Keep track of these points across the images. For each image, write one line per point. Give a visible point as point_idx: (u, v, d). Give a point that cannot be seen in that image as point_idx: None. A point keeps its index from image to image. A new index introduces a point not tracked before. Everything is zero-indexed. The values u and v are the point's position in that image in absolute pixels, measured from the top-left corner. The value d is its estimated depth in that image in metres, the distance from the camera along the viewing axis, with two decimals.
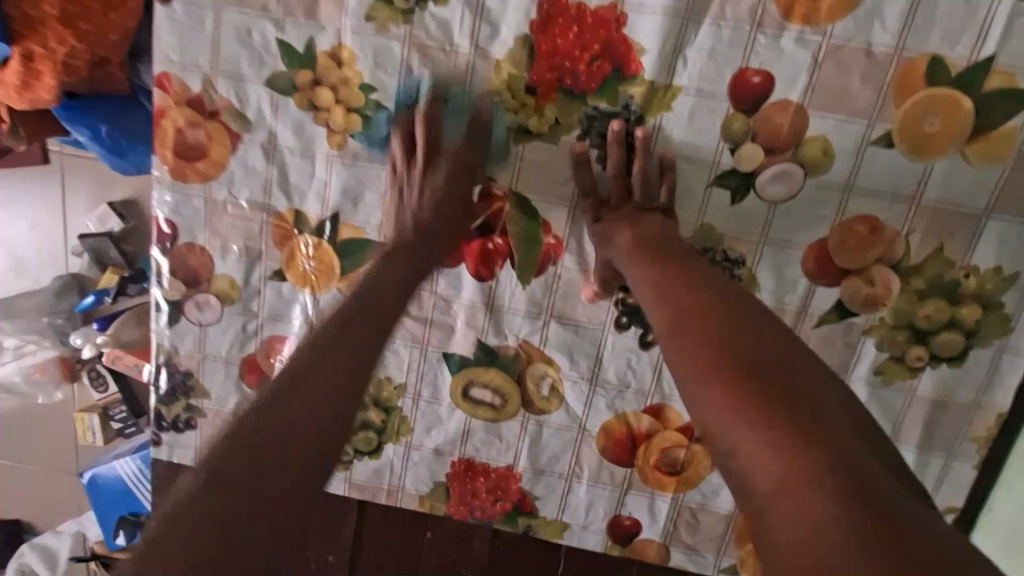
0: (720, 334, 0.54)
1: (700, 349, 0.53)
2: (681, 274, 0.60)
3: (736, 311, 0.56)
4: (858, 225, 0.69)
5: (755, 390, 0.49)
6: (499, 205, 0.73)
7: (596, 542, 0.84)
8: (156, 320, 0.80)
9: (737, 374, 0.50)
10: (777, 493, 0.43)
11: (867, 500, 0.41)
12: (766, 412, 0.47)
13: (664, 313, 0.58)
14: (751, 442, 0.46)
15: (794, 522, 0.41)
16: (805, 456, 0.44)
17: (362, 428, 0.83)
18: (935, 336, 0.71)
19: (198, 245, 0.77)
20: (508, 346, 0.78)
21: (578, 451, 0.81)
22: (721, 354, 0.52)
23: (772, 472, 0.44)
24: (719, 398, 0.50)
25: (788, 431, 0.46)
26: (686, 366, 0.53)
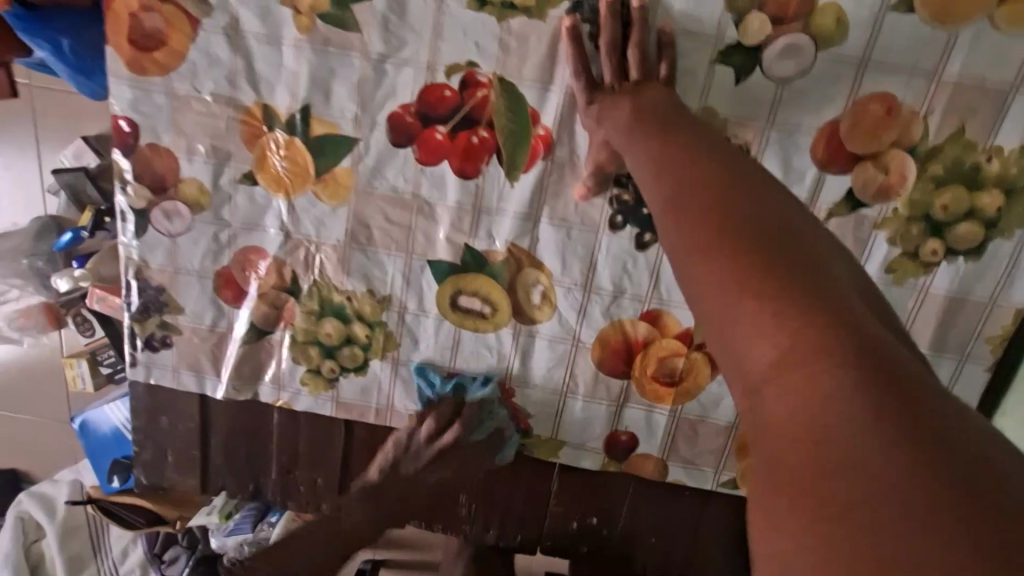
0: (720, 206, 0.47)
1: (700, 220, 0.46)
2: (679, 151, 0.53)
3: (740, 185, 0.49)
4: (873, 105, 0.64)
5: (761, 263, 0.43)
6: (484, 94, 0.67)
7: (592, 458, 0.82)
8: (123, 232, 0.77)
9: (742, 246, 0.44)
10: (777, 369, 0.38)
11: (883, 376, 0.36)
12: (772, 283, 0.41)
13: (656, 192, 0.52)
14: (751, 317, 0.40)
15: (795, 401, 0.36)
16: (814, 329, 0.38)
17: (346, 343, 0.79)
18: (953, 227, 0.66)
19: (162, 147, 0.73)
20: (497, 252, 0.74)
21: (572, 364, 0.78)
22: (724, 225, 0.46)
23: (773, 347, 0.39)
24: (718, 272, 0.44)
25: (796, 303, 0.40)
26: (681, 240, 0.47)
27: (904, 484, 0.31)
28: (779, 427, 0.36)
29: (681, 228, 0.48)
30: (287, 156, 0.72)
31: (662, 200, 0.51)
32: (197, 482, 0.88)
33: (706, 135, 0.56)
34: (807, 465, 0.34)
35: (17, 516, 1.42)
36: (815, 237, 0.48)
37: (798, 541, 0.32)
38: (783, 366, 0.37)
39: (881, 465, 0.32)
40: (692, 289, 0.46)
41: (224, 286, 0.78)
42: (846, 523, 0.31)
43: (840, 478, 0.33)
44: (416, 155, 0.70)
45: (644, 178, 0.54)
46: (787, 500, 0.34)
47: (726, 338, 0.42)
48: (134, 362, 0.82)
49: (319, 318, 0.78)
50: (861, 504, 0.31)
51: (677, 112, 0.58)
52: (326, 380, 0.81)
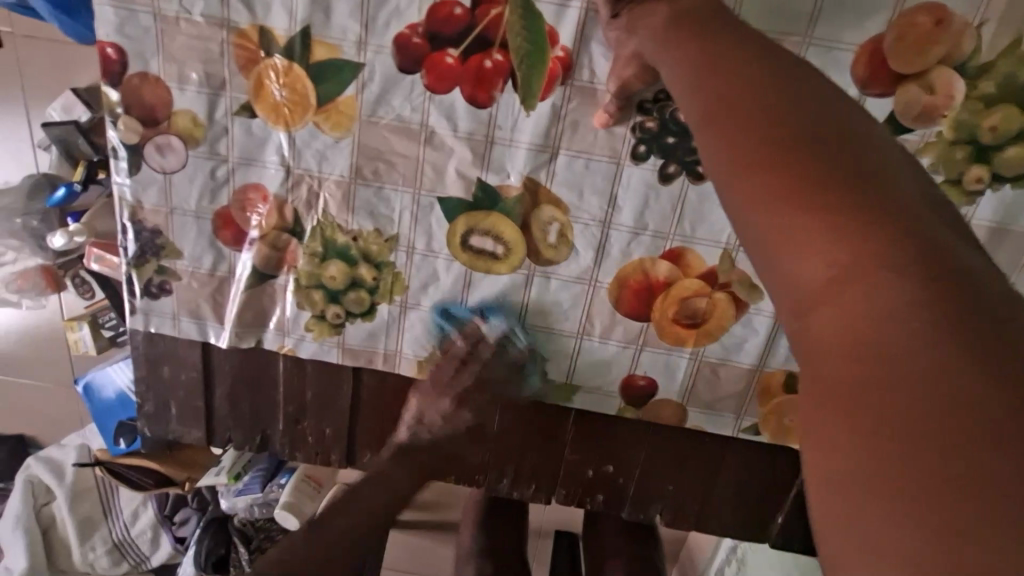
0: (769, 111, 0.41)
1: (744, 129, 0.41)
2: (722, 59, 0.47)
3: (795, 90, 0.43)
4: (921, 16, 0.59)
5: (815, 172, 0.37)
6: (497, 12, 0.62)
7: (610, 404, 0.79)
8: (116, 170, 0.73)
9: (796, 153, 0.38)
10: (832, 289, 0.34)
11: (965, 308, 0.31)
12: (829, 194, 0.36)
13: (695, 105, 0.46)
14: (803, 234, 0.36)
15: (855, 329, 0.32)
16: (882, 247, 0.33)
17: (352, 287, 0.76)
18: (1000, 151, 0.62)
19: (151, 75, 0.68)
20: (511, 186, 0.69)
21: (589, 305, 0.74)
22: (772, 130, 0.40)
23: (830, 268, 0.34)
24: (765, 186, 0.38)
25: (859, 217, 0.35)
26: (721, 150, 0.42)
27: (991, 440, 0.27)
28: (837, 359, 0.32)
29: (722, 136, 0.42)
30: (286, 84, 0.67)
31: (700, 112, 0.45)
32: (202, 433, 0.86)
33: (752, 37, 0.49)
34: (874, 408, 0.30)
35: (26, 479, 1.41)
36: (889, 149, 0.41)
37: (853, 497, 0.30)
38: (843, 290, 0.33)
39: (963, 414, 0.28)
40: (732, 205, 0.41)
41: (223, 227, 0.75)
42: (918, 478, 0.28)
43: (914, 429, 0.29)
44: (424, 81, 0.66)
45: (681, 92, 0.48)
46: (849, 448, 0.30)
47: (772, 257, 0.37)
48: (132, 310, 0.79)
49: (323, 260, 0.75)
50: (938, 455, 0.28)
51: (717, 12, 0.51)
52: (331, 325, 0.78)
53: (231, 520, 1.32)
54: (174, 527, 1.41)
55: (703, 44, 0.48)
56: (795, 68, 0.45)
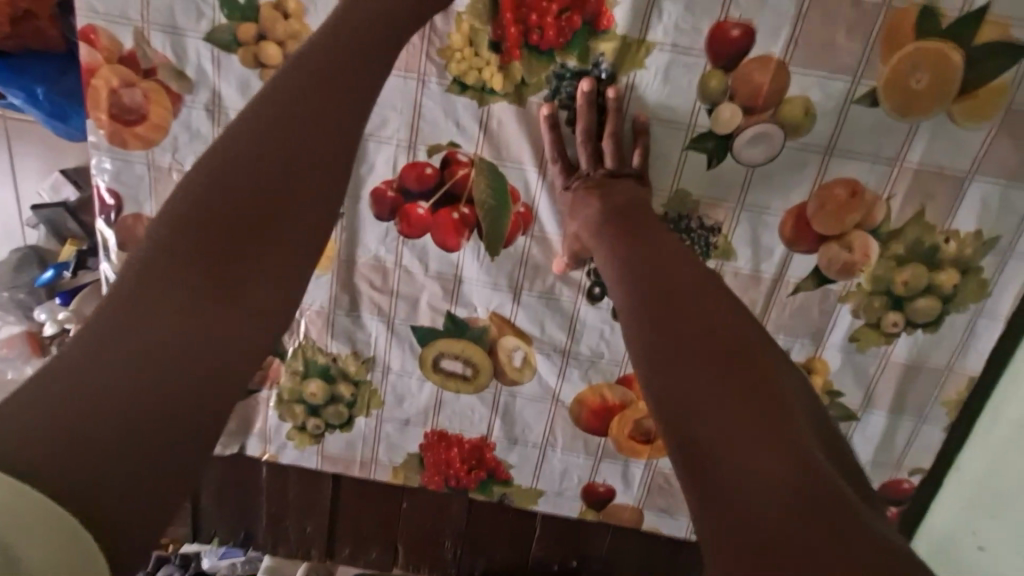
0: (674, 313, 0.46)
1: (663, 323, 0.46)
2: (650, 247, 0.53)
3: (698, 291, 0.48)
4: (839, 189, 0.66)
5: (721, 378, 0.42)
6: (464, 172, 0.69)
7: (572, 507, 0.85)
8: (107, 296, 0.77)
9: (704, 357, 0.43)
10: (735, 495, 0.37)
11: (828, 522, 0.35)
12: (730, 400, 0.41)
13: (624, 286, 0.50)
14: (702, 442, 0.39)
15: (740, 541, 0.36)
16: (770, 460, 0.38)
17: (332, 401, 0.81)
18: (912, 302, 0.70)
19: (144, 216, 0.73)
20: (479, 318, 0.75)
21: (552, 420, 0.81)
22: (685, 330, 0.45)
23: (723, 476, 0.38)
24: (671, 388, 0.42)
25: (756, 428, 0.39)
26: (643, 338, 0.46)
27: None
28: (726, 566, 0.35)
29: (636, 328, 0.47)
30: None
31: (619, 298, 0.50)
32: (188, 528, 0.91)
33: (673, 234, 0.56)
34: None
35: None
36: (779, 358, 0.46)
37: None
38: (732, 503, 0.37)
39: None
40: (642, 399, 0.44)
41: None
42: None
43: None
44: (398, 228, 0.72)
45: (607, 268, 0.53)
46: None
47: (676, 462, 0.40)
48: None
49: (304, 377, 0.80)
50: None
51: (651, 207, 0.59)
52: (312, 435, 0.83)
53: None
54: None
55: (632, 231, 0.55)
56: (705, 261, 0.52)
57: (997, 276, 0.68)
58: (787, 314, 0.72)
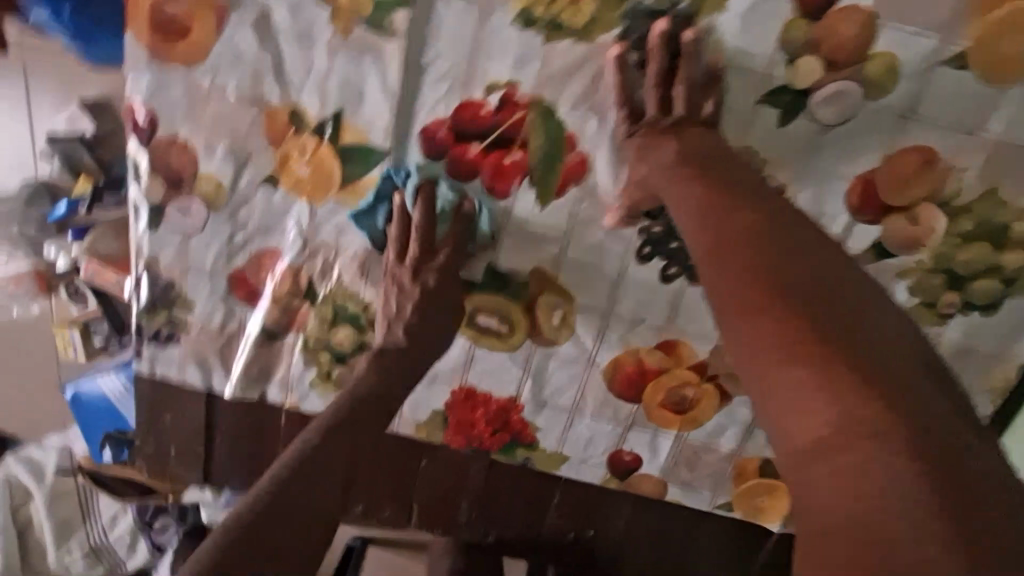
0: (768, 261, 0.44)
1: (745, 271, 0.44)
2: (726, 194, 0.50)
3: (784, 235, 0.45)
4: (912, 157, 0.63)
5: (811, 326, 0.40)
6: (521, 114, 0.65)
7: (595, 475, 0.84)
8: (134, 224, 0.74)
9: (792, 304, 0.41)
10: (826, 448, 0.36)
11: (940, 478, 0.33)
12: (823, 350, 0.39)
13: (700, 235, 0.48)
14: (801, 391, 0.38)
15: (839, 493, 0.34)
16: (866, 412, 0.36)
17: (360, 350, 0.79)
18: (971, 282, 0.67)
19: (179, 140, 0.70)
20: (520, 272, 0.73)
21: (585, 384, 0.78)
22: (772, 277, 0.43)
23: (824, 426, 0.36)
24: (765, 338, 0.41)
25: (850, 376, 0.37)
26: (724, 288, 0.44)
27: None
28: (825, 517, 0.34)
29: (723, 278, 0.45)
30: (311, 161, 0.69)
31: (703, 247, 0.47)
32: (200, 472, 0.89)
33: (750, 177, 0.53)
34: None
35: (5, 479, 1.42)
36: (888, 311, 0.43)
37: None
38: (831, 450, 0.35)
39: None
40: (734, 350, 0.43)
41: (238, 286, 0.77)
42: None
43: None
44: (445, 170, 0.69)
45: (685, 217, 0.50)
46: None
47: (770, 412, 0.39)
48: (138, 357, 0.81)
49: (333, 324, 0.78)
50: None
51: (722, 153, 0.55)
52: (336, 384, 0.81)
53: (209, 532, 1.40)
54: (155, 531, 1.45)
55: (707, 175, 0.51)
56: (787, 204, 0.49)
57: None
58: None
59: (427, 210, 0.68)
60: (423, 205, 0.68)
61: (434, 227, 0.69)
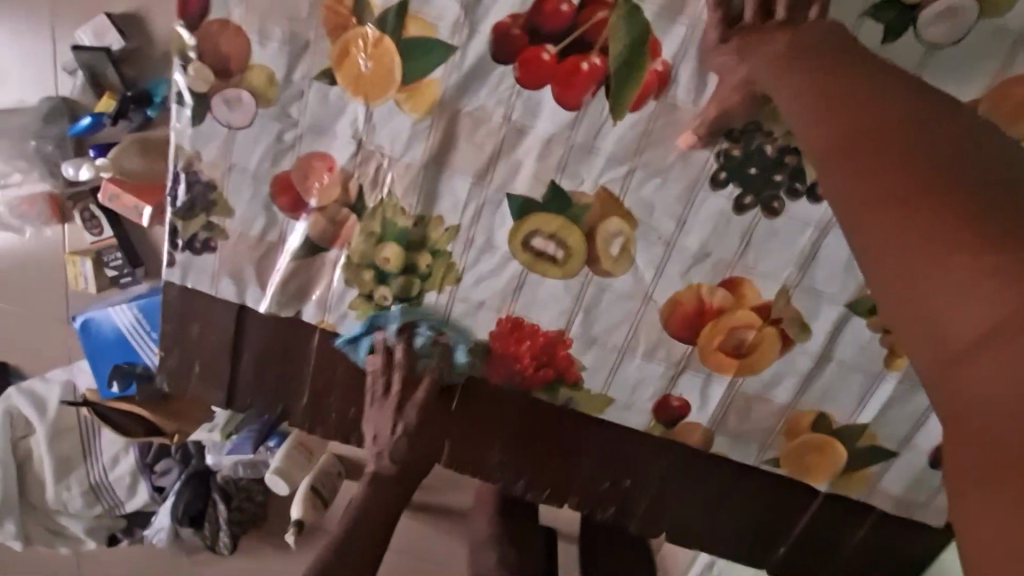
0: (908, 154, 0.41)
1: (883, 167, 0.41)
2: (849, 87, 0.45)
3: (921, 124, 0.42)
4: (1020, 88, 0.59)
5: (969, 217, 0.37)
6: (603, 16, 0.61)
7: (638, 420, 0.81)
8: (177, 116, 0.70)
9: (943, 195, 0.38)
10: (992, 340, 0.35)
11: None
12: (985, 242, 0.36)
13: (822, 135, 0.45)
14: (955, 284, 0.36)
15: (1000, 380, 0.34)
16: None
17: (405, 271, 0.75)
18: None
19: (233, 24, 0.65)
20: (583, 193, 0.69)
21: (638, 321, 0.75)
22: (917, 170, 0.40)
23: (984, 317, 0.35)
24: (911, 234, 0.38)
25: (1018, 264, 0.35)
26: (856, 188, 0.41)
27: None
28: (983, 403, 0.35)
29: (853, 178, 0.42)
30: (373, 55, 0.65)
31: (823, 149, 0.44)
32: (223, 395, 0.85)
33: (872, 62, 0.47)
34: None
35: (5, 410, 1.37)
36: None
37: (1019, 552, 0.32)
38: (996, 344, 0.34)
39: None
40: (866, 252, 0.41)
41: (281, 192, 0.73)
42: None
43: None
44: (515, 75, 0.64)
45: (800, 118, 0.46)
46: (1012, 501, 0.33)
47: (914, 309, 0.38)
48: (171, 263, 0.77)
49: (379, 241, 0.74)
50: None
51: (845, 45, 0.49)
52: (376, 305, 0.77)
53: (212, 477, 1.37)
54: (155, 475, 1.39)
55: (825, 69, 0.47)
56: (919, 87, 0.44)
57: None
58: None
59: (407, 345, 0.79)
60: (405, 343, 0.79)
61: (414, 365, 0.80)
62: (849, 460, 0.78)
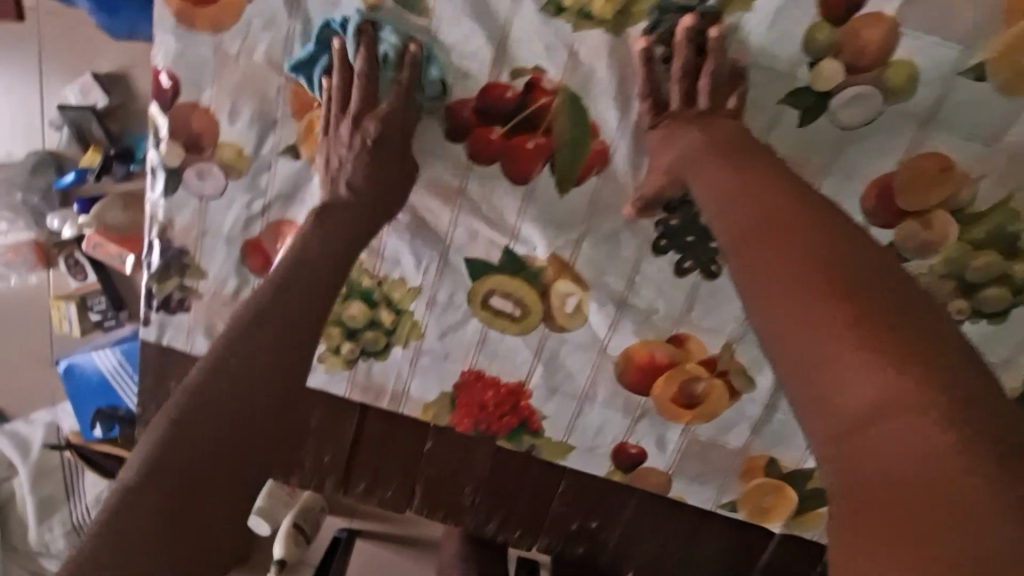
0: (809, 246, 0.45)
1: (778, 258, 0.45)
2: (753, 183, 0.51)
3: (812, 221, 0.46)
4: (928, 163, 0.65)
5: (848, 306, 0.41)
6: (546, 99, 0.66)
7: (601, 465, 0.83)
8: (152, 188, 0.74)
9: (829, 286, 0.42)
10: (868, 421, 0.37)
11: (978, 439, 0.35)
12: (862, 329, 0.40)
13: (730, 225, 0.49)
14: (845, 366, 0.39)
15: (878, 459, 0.36)
16: (907, 388, 0.37)
17: (371, 326, 0.78)
18: (983, 290, 0.68)
19: (202, 105, 0.69)
20: (537, 257, 0.73)
21: (596, 372, 0.77)
22: (807, 263, 0.44)
23: (867, 399, 0.38)
24: (811, 319, 0.41)
25: (888, 350, 0.38)
26: (755, 275, 0.46)
27: None
28: (863, 487, 0.36)
29: (755, 269, 0.46)
30: None
31: (732, 239, 0.49)
32: None
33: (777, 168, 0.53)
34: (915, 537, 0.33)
35: None
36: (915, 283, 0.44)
37: None
38: (873, 423, 0.37)
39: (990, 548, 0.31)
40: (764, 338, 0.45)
41: (252, 255, 0.77)
42: None
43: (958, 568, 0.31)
44: (468, 151, 0.69)
45: (716, 210, 0.51)
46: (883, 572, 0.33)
47: (813, 391, 0.40)
48: (147, 322, 0.81)
49: (345, 298, 0.77)
50: None
51: (750, 147, 0.56)
52: (343, 360, 0.80)
53: None
54: None
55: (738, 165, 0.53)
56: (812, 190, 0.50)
57: None
58: None
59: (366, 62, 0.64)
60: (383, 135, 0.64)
61: (375, 83, 0.65)
62: (802, 503, 0.81)
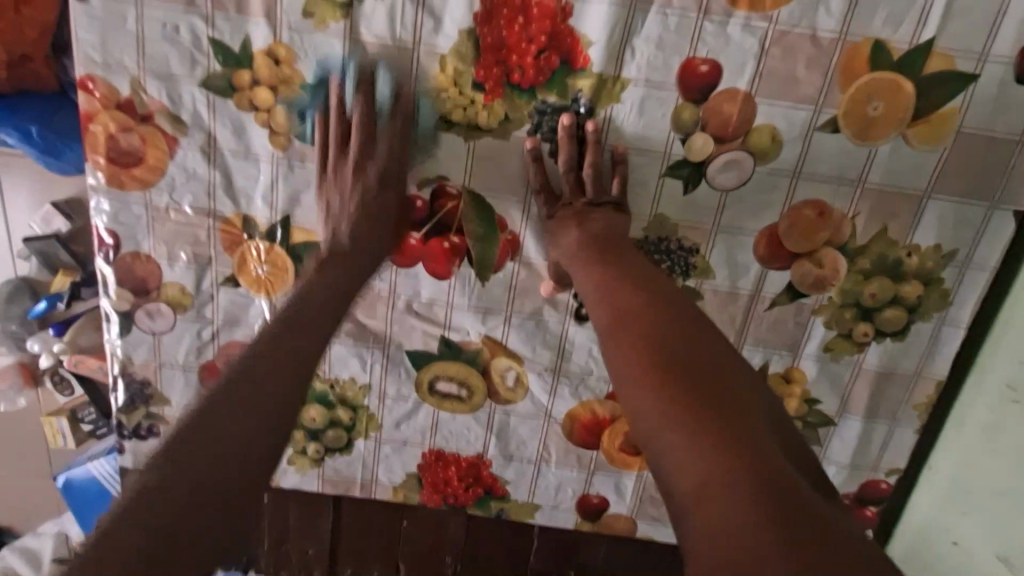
0: (658, 347, 0.49)
1: (637, 342, 0.50)
2: (618, 282, 0.58)
3: (664, 312, 0.53)
4: (807, 210, 0.70)
5: (687, 387, 0.46)
6: (453, 204, 0.72)
7: (567, 519, 0.88)
8: (108, 332, 0.79)
9: (673, 369, 0.47)
10: (698, 495, 0.40)
11: (789, 511, 0.38)
12: (695, 409, 0.44)
13: (602, 314, 0.55)
14: (679, 450, 0.42)
15: (714, 538, 0.38)
16: (729, 460, 0.41)
17: (331, 425, 0.84)
18: (880, 312, 0.74)
19: (143, 253, 0.76)
20: (471, 341, 0.78)
21: (545, 436, 0.83)
22: (659, 351, 0.49)
23: (698, 472, 0.41)
24: (658, 401, 0.45)
25: (715, 428, 0.43)
26: (619, 358, 0.50)
27: None
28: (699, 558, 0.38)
29: (620, 351, 0.50)
30: (267, 261, 0.75)
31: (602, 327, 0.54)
32: None
33: (642, 268, 0.61)
34: None
35: None
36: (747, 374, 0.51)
37: None
38: (705, 496, 0.39)
39: None
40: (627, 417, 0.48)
41: (208, 377, 0.82)
42: None
43: None
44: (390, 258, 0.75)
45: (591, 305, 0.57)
46: None
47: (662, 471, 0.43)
48: (122, 451, 0.86)
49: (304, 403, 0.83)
50: None
51: (620, 248, 0.64)
52: (312, 459, 0.86)
53: None
54: None
55: (606, 266, 0.61)
56: (668, 287, 0.57)
57: (957, 287, 0.72)
58: (765, 328, 0.76)
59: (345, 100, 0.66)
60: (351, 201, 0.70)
61: None
62: None
